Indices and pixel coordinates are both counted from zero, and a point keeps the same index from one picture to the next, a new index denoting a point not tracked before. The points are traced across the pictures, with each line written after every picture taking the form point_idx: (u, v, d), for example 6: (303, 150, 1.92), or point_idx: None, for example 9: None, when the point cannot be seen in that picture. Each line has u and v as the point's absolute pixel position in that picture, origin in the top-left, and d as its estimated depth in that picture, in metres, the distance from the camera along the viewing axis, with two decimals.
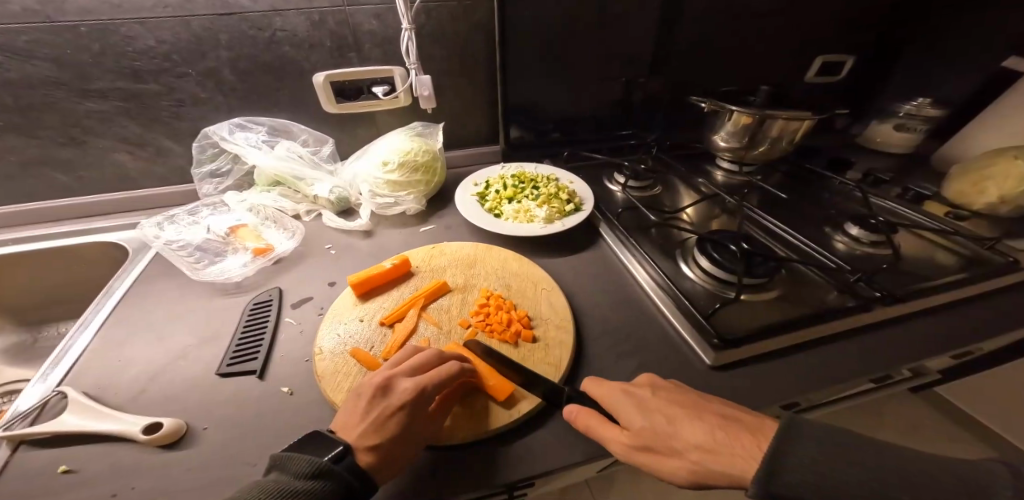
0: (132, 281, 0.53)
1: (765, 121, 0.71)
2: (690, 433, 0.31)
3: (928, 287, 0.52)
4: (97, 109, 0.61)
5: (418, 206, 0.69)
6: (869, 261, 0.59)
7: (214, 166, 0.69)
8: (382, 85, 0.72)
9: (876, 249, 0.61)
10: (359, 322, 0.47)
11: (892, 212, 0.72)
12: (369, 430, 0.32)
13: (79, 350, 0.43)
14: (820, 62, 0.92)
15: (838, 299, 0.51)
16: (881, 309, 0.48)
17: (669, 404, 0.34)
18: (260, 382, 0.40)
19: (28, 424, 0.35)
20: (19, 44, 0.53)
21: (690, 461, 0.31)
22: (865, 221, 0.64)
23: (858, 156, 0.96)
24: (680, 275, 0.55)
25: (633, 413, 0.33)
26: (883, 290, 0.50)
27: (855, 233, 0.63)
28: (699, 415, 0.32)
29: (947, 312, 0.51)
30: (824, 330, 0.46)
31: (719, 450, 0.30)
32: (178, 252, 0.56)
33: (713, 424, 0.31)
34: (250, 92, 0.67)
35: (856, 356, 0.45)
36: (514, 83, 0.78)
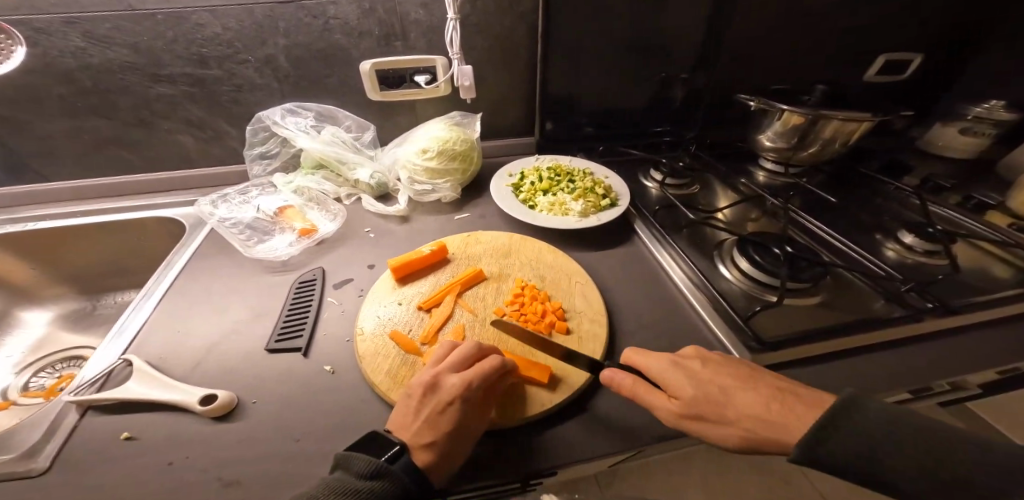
0: (191, 255, 0.57)
1: (818, 121, 0.67)
2: (741, 403, 0.33)
3: (984, 299, 0.49)
4: (165, 93, 0.66)
5: (454, 194, 0.70)
6: (921, 270, 0.56)
7: (264, 149, 0.73)
8: (424, 74, 0.73)
9: (930, 258, 0.58)
10: (397, 305, 0.48)
11: (949, 220, 0.68)
12: (427, 427, 0.33)
13: (141, 321, 0.46)
14: (884, 61, 0.86)
15: (886, 308, 0.48)
16: (931, 320, 0.45)
17: (712, 373, 0.35)
18: (304, 358, 0.42)
19: (94, 391, 0.37)
20: (103, 30, 0.58)
21: (741, 428, 0.32)
22: (920, 228, 0.60)
23: (914, 161, 0.89)
24: (718, 275, 0.53)
25: (690, 384, 0.34)
26: (936, 301, 0.47)
27: (908, 241, 0.59)
28: (768, 390, 0.33)
29: (1008, 325, 0.48)
30: (868, 337, 0.44)
31: (773, 420, 0.31)
32: (231, 229, 0.60)
33: (770, 393, 0.33)
34: (301, 78, 0.70)
35: (905, 367, 0.42)
36: (554, 75, 0.77)
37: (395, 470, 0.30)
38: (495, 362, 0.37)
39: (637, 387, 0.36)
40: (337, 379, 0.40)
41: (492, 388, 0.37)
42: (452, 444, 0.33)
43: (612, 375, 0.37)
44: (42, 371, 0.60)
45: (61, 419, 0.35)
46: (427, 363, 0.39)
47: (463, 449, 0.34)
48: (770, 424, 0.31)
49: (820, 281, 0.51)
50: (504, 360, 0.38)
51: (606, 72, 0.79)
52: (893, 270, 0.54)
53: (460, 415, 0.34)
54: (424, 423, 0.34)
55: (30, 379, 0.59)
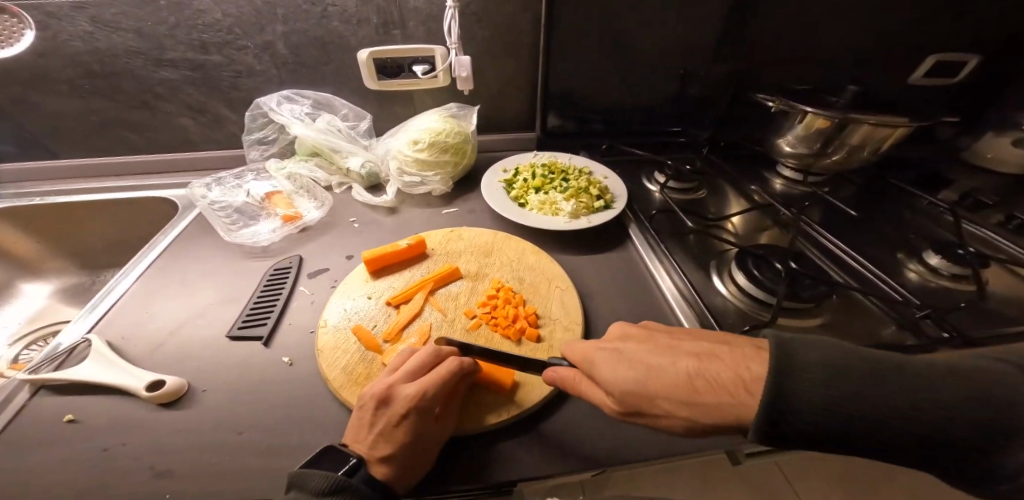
0: (176, 236, 0.57)
1: (845, 126, 0.61)
2: (666, 383, 0.29)
3: (1012, 333, 0.43)
4: (168, 77, 0.67)
5: (444, 187, 0.69)
6: (945, 296, 0.50)
7: (262, 134, 0.73)
8: (422, 64, 0.70)
9: (955, 284, 0.51)
10: (366, 299, 0.47)
11: (985, 242, 0.61)
12: (383, 439, 0.31)
13: (113, 300, 0.47)
14: (932, 62, 0.77)
15: (896, 335, 0.43)
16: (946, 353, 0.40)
17: (637, 353, 0.32)
18: (264, 349, 0.42)
19: (53, 368, 0.39)
20: (111, 16, 0.59)
21: (681, 417, 0.28)
22: (948, 249, 0.53)
23: (955, 174, 0.81)
24: (711, 288, 0.49)
25: (614, 372, 0.31)
26: (954, 330, 0.42)
27: (935, 262, 0.53)
28: (695, 363, 0.29)
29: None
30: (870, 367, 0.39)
31: (706, 399, 0.27)
32: (218, 213, 0.60)
33: (698, 368, 0.29)
34: (299, 65, 0.69)
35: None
36: (557, 68, 0.74)
37: (356, 483, 0.28)
38: (450, 364, 0.36)
39: (574, 383, 0.34)
40: (294, 372, 0.39)
41: (452, 395, 0.35)
42: (413, 451, 0.31)
43: (553, 374, 0.35)
44: (35, 344, 0.62)
45: (12, 396, 0.36)
46: (382, 371, 0.37)
47: (427, 457, 0.32)
48: (697, 401, 0.28)
49: (824, 301, 0.46)
50: (463, 362, 0.36)
51: (615, 66, 0.75)
52: (910, 294, 0.48)
53: (417, 425, 0.32)
54: (380, 437, 0.31)
55: (21, 351, 0.61)
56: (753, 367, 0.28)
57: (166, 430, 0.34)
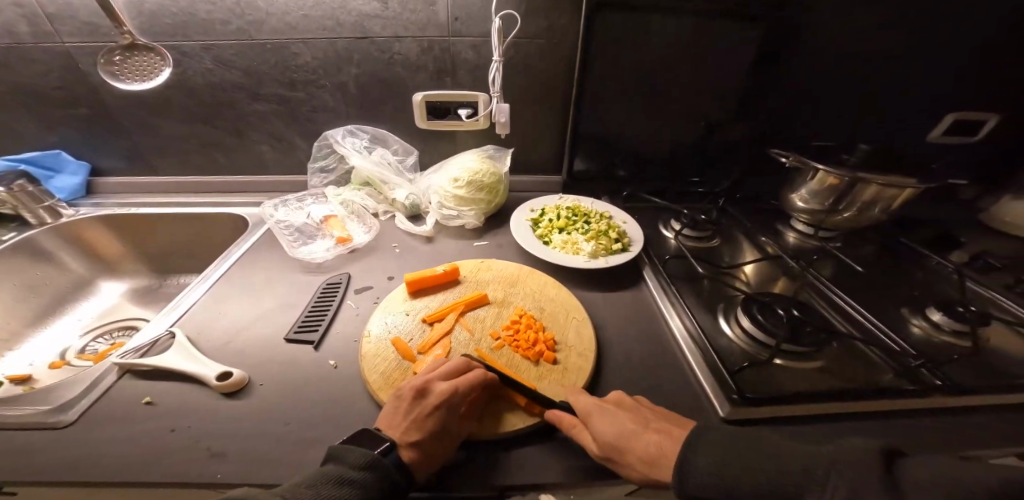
0: (246, 248, 0.67)
1: (856, 184, 0.65)
2: (635, 446, 0.35)
3: (1008, 387, 0.45)
4: (258, 109, 0.79)
5: (477, 221, 0.76)
6: (945, 352, 0.51)
7: (324, 163, 0.85)
8: (466, 108, 0.81)
9: (958, 340, 0.53)
10: (404, 315, 0.53)
11: (992, 303, 0.61)
12: (413, 427, 0.36)
13: (191, 301, 0.55)
14: (952, 120, 0.81)
15: (893, 381, 0.46)
16: (938, 399, 0.43)
17: (620, 415, 0.38)
18: (315, 352, 0.48)
19: (138, 355, 0.46)
20: (227, 55, 0.73)
21: (636, 471, 0.35)
22: (950, 307, 0.55)
23: (970, 236, 0.82)
24: (717, 330, 0.53)
25: (603, 426, 0.37)
26: (947, 379, 0.45)
27: (936, 319, 0.55)
28: (655, 431, 0.36)
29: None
30: (862, 406, 0.42)
31: (654, 463, 0.34)
32: (283, 230, 0.69)
33: (656, 436, 0.36)
34: (364, 105, 0.81)
35: (904, 444, 0.40)
36: (587, 117, 0.82)
37: (388, 463, 0.33)
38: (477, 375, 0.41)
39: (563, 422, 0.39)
40: (338, 373, 0.46)
41: (478, 399, 0.40)
42: (434, 443, 0.36)
43: (556, 414, 0.39)
44: (101, 337, 0.71)
45: (101, 378, 0.44)
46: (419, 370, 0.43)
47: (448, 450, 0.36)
48: (652, 464, 0.34)
49: (825, 348, 0.49)
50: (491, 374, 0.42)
51: (637, 116, 0.83)
52: (909, 346, 0.50)
53: (446, 418, 0.37)
54: (412, 426, 0.36)
55: (90, 342, 0.70)
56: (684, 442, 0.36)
57: (231, 415, 0.40)
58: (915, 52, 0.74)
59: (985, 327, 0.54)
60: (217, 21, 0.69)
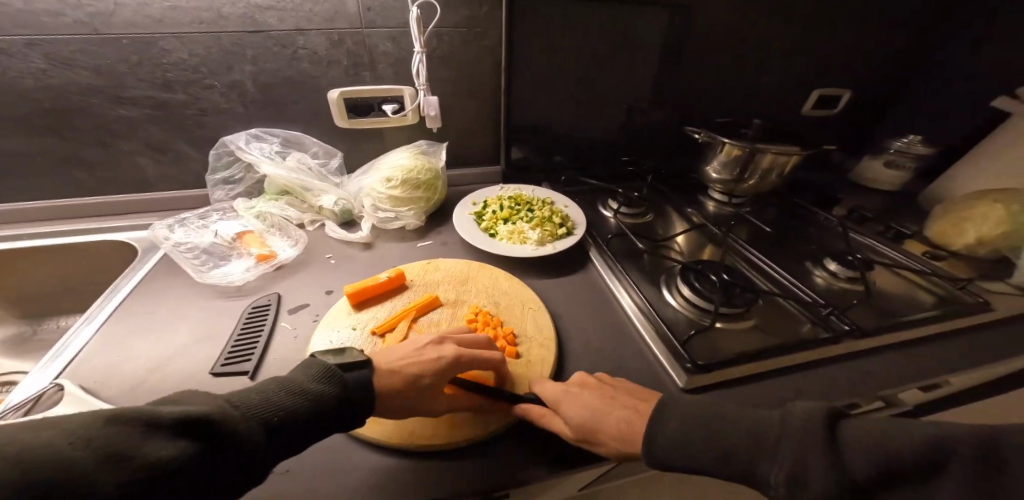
0: (139, 280, 0.55)
1: (755, 154, 0.74)
2: (607, 423, 0.37)
3: (899, 322, 0.53)
4: (127, 115, 0.66)
5: (418, 221, 0.72)
6: (844, 296, 0.61)
7: (226, 174, 0.74)
8: (391, 103, 0.76)
9: (853, 285, 0.63)
10: (351, 329, 0.49)
11: (872, 249, 0.74)
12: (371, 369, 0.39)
13: (79, 347, 0.44)
14: (818, 94, 0.95)
15: (811, 331, 0.52)
16: (850, 342, 0.50)
17: (587, 397, 0.39)
18: (251, 381, 0.41)
19: (22, 414, 0.36)
20: (64, 53, 0.58)
21: (611, 448, 0.36)
22: (842, 257, 0.66)
23: (845, 192, 0.97)
24: (662, 301, 0.57)
25: (572, 409, 0.38)
26: (852, 323, 0.52)
27: (832, 268, 0.65)
28: (621, 405, 0.39)
29: (918, 347, 0.52)
30: (792, 358, 0.47)
31: (628, 437, 0.36)
32: (185, 254, 0.59)
33: (621, 410, 0.38)
34: (270, 104, 0.72)
35: (827, 388, 0.45)
36: (518, 107, 0.82)
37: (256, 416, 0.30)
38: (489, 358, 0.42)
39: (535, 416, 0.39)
40: None
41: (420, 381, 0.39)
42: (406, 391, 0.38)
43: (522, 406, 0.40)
44: None
45: None
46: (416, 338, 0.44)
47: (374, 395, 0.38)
48: (626, 438, 0.37)
49: (753, 306, 0.55)
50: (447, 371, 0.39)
51: (566, 105, 0.84)
52: (817, 297, 0.58)
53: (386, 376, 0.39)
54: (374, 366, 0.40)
55: None
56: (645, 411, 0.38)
57: None
58: (790, 39, 0.86)
59: (869, 272, 0.65)
60: (40, 12, 0.55)
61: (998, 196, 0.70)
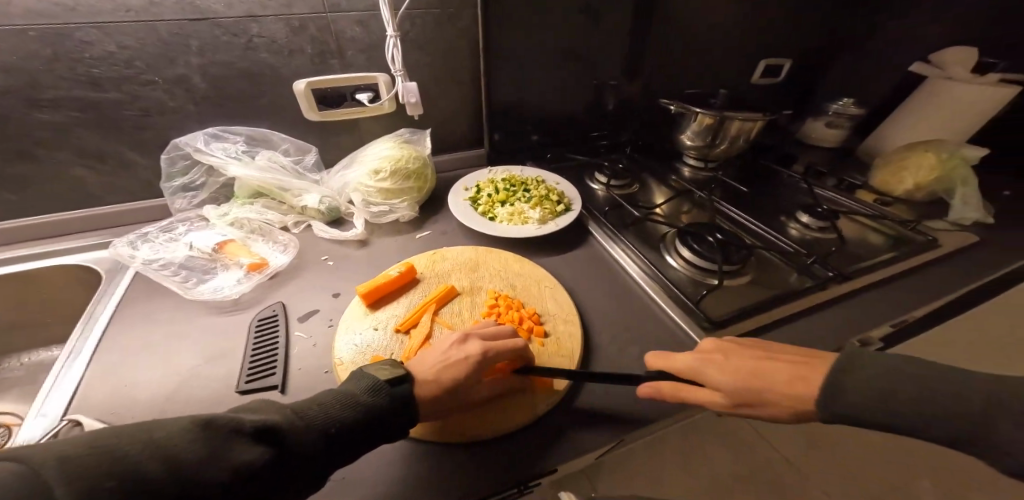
0: (117, 303, 0.50)
1: (724, 121, 0.79)
2: (768, 384, 0.36)
3: (870, 265, 0.61)
4: (50, 121, 0.56)
5: (412, 213, 0.70)
6: (818, 245, 0.68)
7: (185, 180, 0.67)
8: (365, 92, 0.71)
9: (823, 234, 0.71)
10: (373, 330, 0.48)
11: (832, 200, 0.83)
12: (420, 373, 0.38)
13: (73, 383, 0.40)
14: (763, 65, 1.00)
15: (799, 281, 0.59)
16: (834, 286, 0.56)
17: (733, 362, 0.38)
18: (283, 396, 0.40)
19: None
20: None
21: (784, 408, 0.35)
22: (813, 209, 0.73)
23: (798, 151, 1.06)
24: (666, 264, 0.60)
25: (723, 378, 0.37)
26: (835, 270, 0.58)
27: (805, 221, 0.72)
28: (776, 364, 0.37)
29: (886, 285, 0.59)
30: (790, 307, 0.53)
31: (799, 396, 0.35)
32: (162, 271, 0.54)
33: (786, 370, 0.37)
34: (225, 99, 0.65)
35: (824, 329, 0.51)
36: (497, 88, 0.80)
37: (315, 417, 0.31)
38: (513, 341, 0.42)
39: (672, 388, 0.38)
40: None
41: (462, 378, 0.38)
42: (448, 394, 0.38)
43: (659, 383, 0.39)
44: None
45: None
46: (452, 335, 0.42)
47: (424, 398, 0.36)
48: (795, 396, 0.35)
49: (747, 263, 0.60)
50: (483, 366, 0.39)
51: (544, 84, 0.84)
52: (795, 246, 0.65)
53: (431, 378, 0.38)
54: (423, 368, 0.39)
55: None
56: (804, 367, 0.37)
57: None
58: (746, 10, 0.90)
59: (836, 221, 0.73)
60: None
61: (926, 146, 0.82)
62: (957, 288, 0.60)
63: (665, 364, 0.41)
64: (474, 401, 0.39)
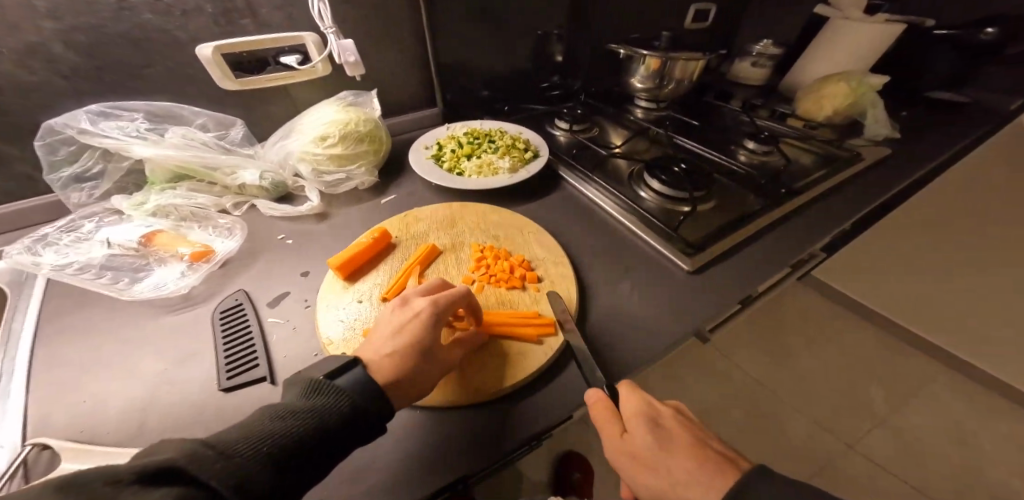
0: (37, 321, 0.43)
1: (668, 62, 0.81)
2: (670, 463, 0.31)
3: (811, 182, 0.69)
4: None
5: (372, 176, 0.65)
6: (766, 169, 0.74)
7: (76, 169, 0.55)
8: (292, 54, 0.62)
9: (767, 158, 0.77)
10: (358, 303, 0.45)
11: (771, 129, 0.90)
12: (384, 350, 0.34)
13: (18, 409, 0.34)
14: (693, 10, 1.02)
15: (755, 201, 0.64)
16: (786, 204, 0.62)
17: (669, 434, 0.33)
18: (274, 387, 0.37)
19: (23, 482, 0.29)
20: None
21: (658, 484, 0.31)
22: (758, 136, 0.79)
23: (736, 87, 1.13)
24: (638, 197, 0.62)
25: (651, 444, 0.32)
26: (785, 189, 0.64)
27: (752, 147, 0.78)
28: (701, 456, 0.31)
29: (825, 201, 0.67)
30: (754, 226, 0.58)
31: (677, 491, 0.29)
32: (83, 276, 0.46)
33: (703, 462, 0.31)
34: (105, 72, 0.54)
35: (782, 242, 0.57)
36: (440, 39, 0.74)
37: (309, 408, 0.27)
38: (461, 291, 0.40)
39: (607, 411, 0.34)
40: None
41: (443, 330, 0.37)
42: (413, 364, 0.34)
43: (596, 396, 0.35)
44: None
45: None
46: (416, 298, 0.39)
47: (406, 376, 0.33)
48: (667, 491, 0.30)
49: (710, 190, 0.64)
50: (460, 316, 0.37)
51: (488, 35, 0.78)
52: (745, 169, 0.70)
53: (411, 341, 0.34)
54: (386, 341, 0.35)
55: None
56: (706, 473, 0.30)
57: None
58: None
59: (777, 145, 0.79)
60: None
61: (840, 75, 0.91)
62: (879, 197, 0.69)
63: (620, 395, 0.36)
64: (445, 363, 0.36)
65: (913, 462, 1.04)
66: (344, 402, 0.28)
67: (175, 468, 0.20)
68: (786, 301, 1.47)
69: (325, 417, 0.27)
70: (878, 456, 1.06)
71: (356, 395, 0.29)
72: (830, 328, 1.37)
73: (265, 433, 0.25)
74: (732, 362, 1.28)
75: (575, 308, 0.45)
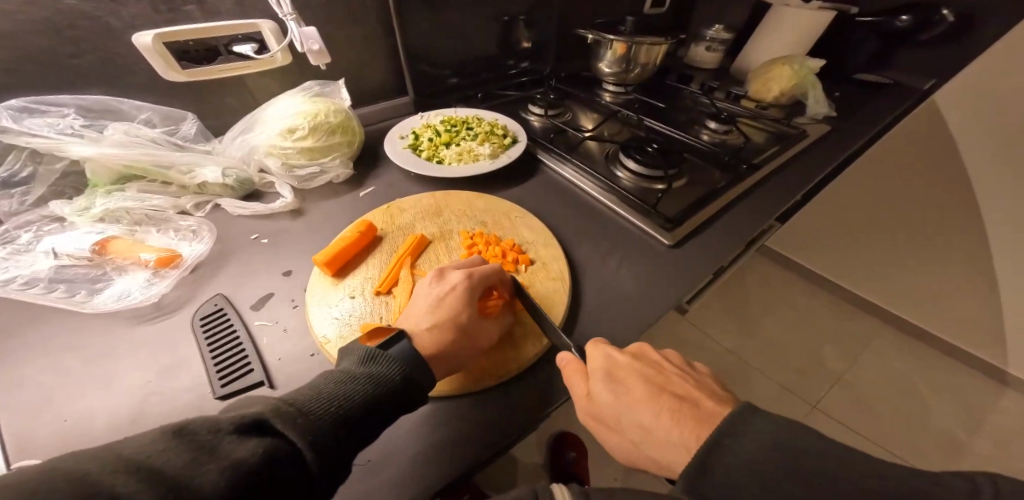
0: None
1: (633, 47, 0.84)
2: (633, 416, 0.33)
3: (770, 156, 0.75)
4: None
5: (347, 170, 0.62)
6: (729, 146, 0.79)
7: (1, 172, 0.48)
8: (247, 43, 0.57)
9: (728, 136, 0.82)
10: (350, 299, 0.43)
11: (729, 110, 0.95)
12: (428, 324, 0.36)
13: None
14: None
15: (721, 176, 0.68)
16: (749, 176, 0.67)
17: (632, 386, 0.34)
18: (274, 390, 0.36)
19: None
20: None
21: (629, 439, 0.33)
22: (719, 116, 0.84)
23: (693, 71, 1.18)
24: (615, 177, 0.65)
25: (624, 403, 0.33)
26: (746, 163, 0.70)
27: (713, 127, 0.83)
28: (660, 401, 0.33)
29: (781, 175, 0.72)
30: (723, 199, 0.62)
31: (644, 447, 0.32)
32: (32, 294, 0.42)
33: (663, 408, 0.32)
34: (26, 62, 0.48)
35: (748, 214, 0.61)
36: (407, 26, 0.71)
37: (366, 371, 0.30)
38: (493, 268, 0.42)
39: (573, 369, 0.36)
40: None
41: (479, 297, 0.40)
42: (453, 336, 0.36)
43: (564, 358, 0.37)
44: None
45: None
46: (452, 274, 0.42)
47: (455, 347, 0.36)
48: (637, 447, 0.32)
49: (681, 168, 0.68)
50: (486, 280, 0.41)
51: (454, 21, 0.76)
52: (709, 147, 0.75)
53: (457, 311, 0.37)
54: (428, 315, 0.37)
55: None
56: (672, 423, 0.31)
57: None
58: None
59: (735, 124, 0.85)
60: None
61: (784, 59, 0.98)
62: (823, 169, 0.76)
63: (593, 353, 0.37)
64: (482, 340, 0.38)
65: (864, 413, 1.18)
66: (399, 373, 0.31)
67: (265, 421, 0.23)
68: (745, 272, 1.59)
69: (382, 384, 0.29)
70: (835, 410, 1.18)
71: (409, 366, 0.31)
72: (783, 294, 1.51)
73: (332, 395, 0.27)
74: (701, 332, 1.37)
75: (568, 288, 0.47)
